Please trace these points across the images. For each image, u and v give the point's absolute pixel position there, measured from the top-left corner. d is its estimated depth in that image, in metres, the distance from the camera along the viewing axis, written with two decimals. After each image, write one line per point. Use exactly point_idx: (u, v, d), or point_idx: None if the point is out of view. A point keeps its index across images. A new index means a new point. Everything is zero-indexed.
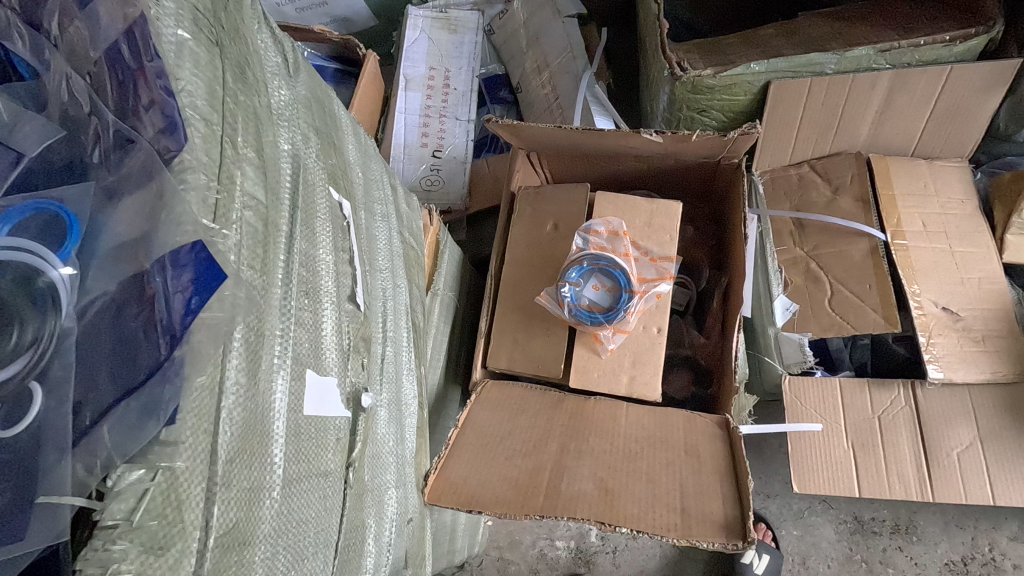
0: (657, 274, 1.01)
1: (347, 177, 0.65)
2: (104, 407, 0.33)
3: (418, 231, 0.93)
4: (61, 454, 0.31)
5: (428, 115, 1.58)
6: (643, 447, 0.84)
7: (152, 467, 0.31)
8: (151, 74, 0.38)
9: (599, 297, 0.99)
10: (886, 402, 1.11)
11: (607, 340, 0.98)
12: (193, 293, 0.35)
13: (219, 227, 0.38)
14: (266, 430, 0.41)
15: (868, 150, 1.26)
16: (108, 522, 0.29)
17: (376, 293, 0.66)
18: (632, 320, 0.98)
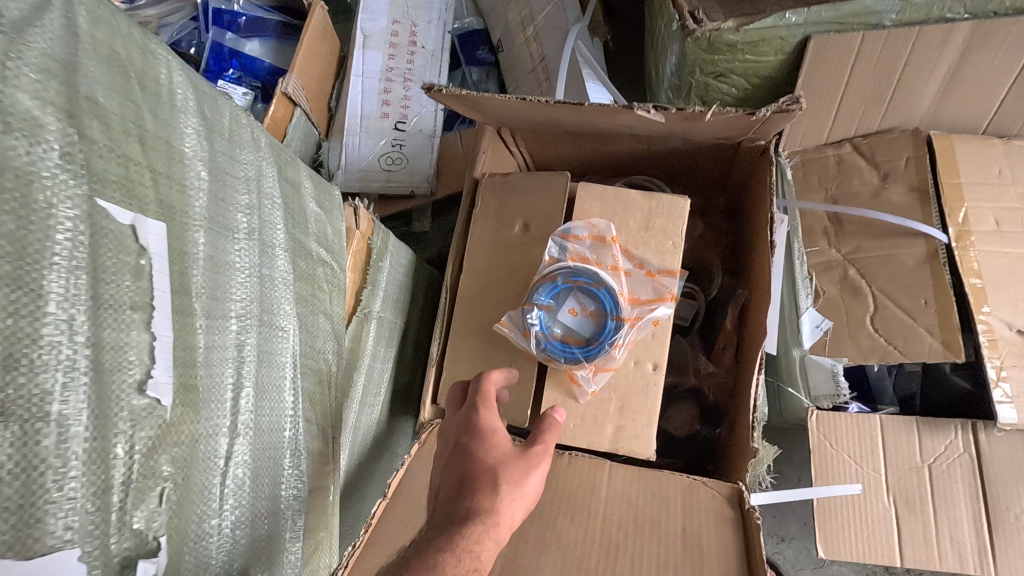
0: (654, 295, 0.79)
1: (169, 182, 0.42)
2: None
3: (339, 240, 0.71)
4: None
5: (390, 79, 1.32)
6: (627, 536, 0.64)
7: None
8: None
9: (577, 325, 0.78)
10: (940, 449, 0.89)
11: (587, 383, 0.76)
12: None
13: None
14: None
15: (927, 126, 1.00)
16: None
17: (214, 361, 0.44)
18: (619, 355, 0.77)
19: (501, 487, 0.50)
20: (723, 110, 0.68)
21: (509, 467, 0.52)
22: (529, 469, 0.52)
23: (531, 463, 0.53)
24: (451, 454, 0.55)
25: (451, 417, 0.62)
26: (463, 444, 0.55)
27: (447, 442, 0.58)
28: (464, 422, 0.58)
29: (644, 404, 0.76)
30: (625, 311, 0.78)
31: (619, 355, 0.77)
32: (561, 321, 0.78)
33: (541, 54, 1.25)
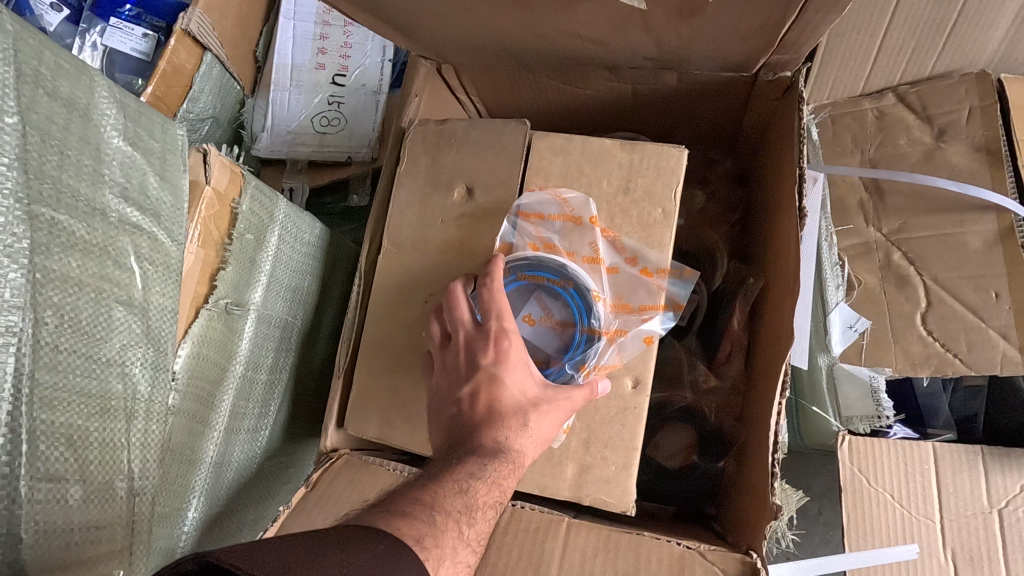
0: (646, 297, 0.58)
1: None
2: None
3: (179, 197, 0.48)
4: None
5: (328, 23, 1.10)
6: None
7: None
8: None
9: (538, 339, 0.57)
10: (1012, 489, 0.67)
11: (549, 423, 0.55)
12: None
13: None
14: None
15: (997, 68, 0.77)
16: None
17: None
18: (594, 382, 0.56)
19: (530, 428, 0.49)
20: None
21: (544, 405, 0.51)
22: (558, 418, 0.51)
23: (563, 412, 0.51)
24: (476, 377, 0.50)
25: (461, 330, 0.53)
26: (494, 371, 0.50)
27: (467, 361, 0.51)
28: (496, 340, 0.51)
29: (622, 438, 0.55)
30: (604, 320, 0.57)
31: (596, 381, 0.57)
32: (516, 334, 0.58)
33: None
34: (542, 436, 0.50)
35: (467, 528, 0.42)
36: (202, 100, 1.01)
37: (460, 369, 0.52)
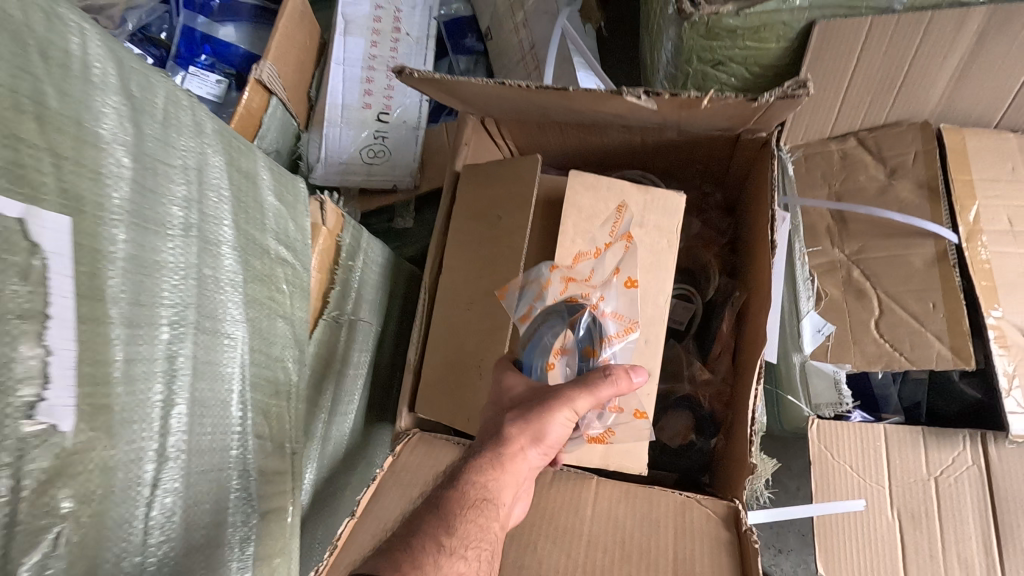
0: (614, 261, 0.72)
1: (74, 171, 0.36)
2: None
3: (301, 234, 0.64)
4: None
5: (373, 67, 1.26)
6: (612, 564, 0.59)
7: None
8: None
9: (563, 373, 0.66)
10: (947, 461, 0.84)
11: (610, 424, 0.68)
12: None
13: None
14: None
15: (937, 119, 0.95)
16: None
17: (137, 375, 0.38)
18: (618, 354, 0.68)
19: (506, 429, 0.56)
20: (720, 96, 0.62)
21: (520, 407, 0.58)
22: (535, 410, 0.57)
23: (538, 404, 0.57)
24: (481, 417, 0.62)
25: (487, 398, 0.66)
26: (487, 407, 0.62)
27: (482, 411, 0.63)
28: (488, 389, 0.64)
29: None
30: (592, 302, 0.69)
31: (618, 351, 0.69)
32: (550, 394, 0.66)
33: (530, 41, 1.19)
34: (541, 437, 0.57)
35: (449, 540, 0.48)
36: (269, 136, 1.17)
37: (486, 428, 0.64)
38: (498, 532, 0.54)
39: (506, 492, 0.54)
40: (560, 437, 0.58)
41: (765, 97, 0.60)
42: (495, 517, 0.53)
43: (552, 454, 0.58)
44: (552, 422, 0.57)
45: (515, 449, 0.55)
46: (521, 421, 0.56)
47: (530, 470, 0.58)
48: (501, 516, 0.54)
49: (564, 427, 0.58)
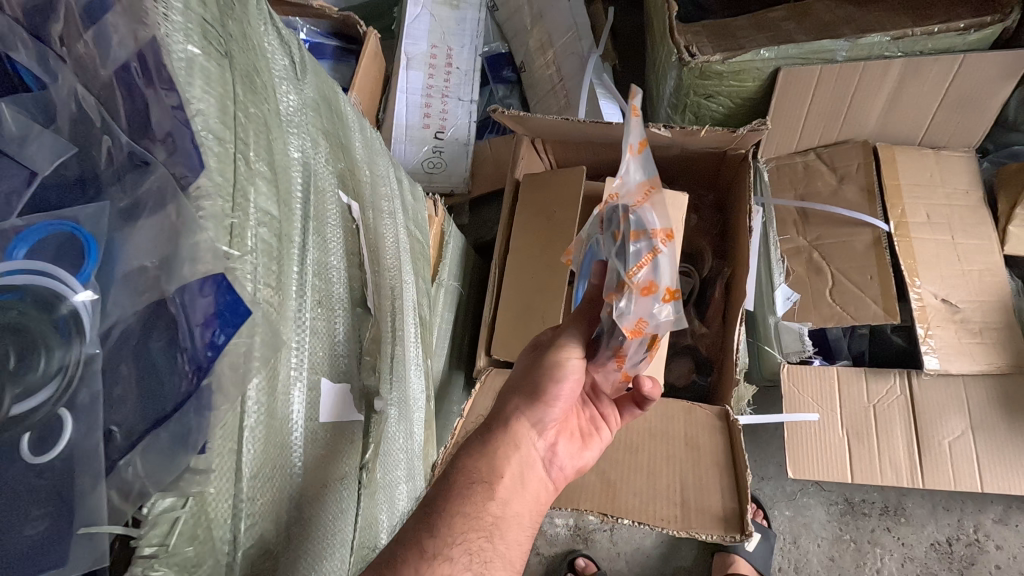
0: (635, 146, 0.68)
1: (355, 177, 0.64)
2: (137, 434, 0.32)
3: (423, 221, 0.92)
4: (96, 479, 0.31)
5: (430, 95, 1.54)
6: (643, 439, 0.85)
7: (183, 494, 0.31)
8: (163, 97, 0.37)
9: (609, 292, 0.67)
10: (882, 391, 1.13)
11: (653, 316, 0.65)
12: (217, 329, 0.34)
13: (236, 252, 0.37)
14: (291, 451, 0.44)
15: (876, 139, 1.25)
16: (147, 550, 0.29)
17: (385, 295, 0.66)
18: (652, 239, 0.65)
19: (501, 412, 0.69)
20: (712, 128, 0.94)
21: (521, 382, 0.70)
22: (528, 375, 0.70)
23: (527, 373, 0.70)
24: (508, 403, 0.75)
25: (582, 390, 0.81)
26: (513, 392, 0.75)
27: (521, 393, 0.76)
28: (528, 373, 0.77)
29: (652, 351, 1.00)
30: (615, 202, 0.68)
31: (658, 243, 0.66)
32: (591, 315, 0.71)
33: (560, 75, 1.49)
34: (530, 408, 0.68)
35: (432, 541, 0.54)
36: None
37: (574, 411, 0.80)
38: (502, 515, 0.61)
39: (502, 466, 0.64)
40: (552, 404, 0.69)
41: (742, 129, 0.93)
42: (490, 499, 0.61)
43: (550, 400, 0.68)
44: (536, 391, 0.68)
45: (503, 431, 0.67)
46: (513, 400, 0.69)
47: (533, 442, 0.69)
48: (501, 497, 0.62)
49: (558, 389, 0.68)
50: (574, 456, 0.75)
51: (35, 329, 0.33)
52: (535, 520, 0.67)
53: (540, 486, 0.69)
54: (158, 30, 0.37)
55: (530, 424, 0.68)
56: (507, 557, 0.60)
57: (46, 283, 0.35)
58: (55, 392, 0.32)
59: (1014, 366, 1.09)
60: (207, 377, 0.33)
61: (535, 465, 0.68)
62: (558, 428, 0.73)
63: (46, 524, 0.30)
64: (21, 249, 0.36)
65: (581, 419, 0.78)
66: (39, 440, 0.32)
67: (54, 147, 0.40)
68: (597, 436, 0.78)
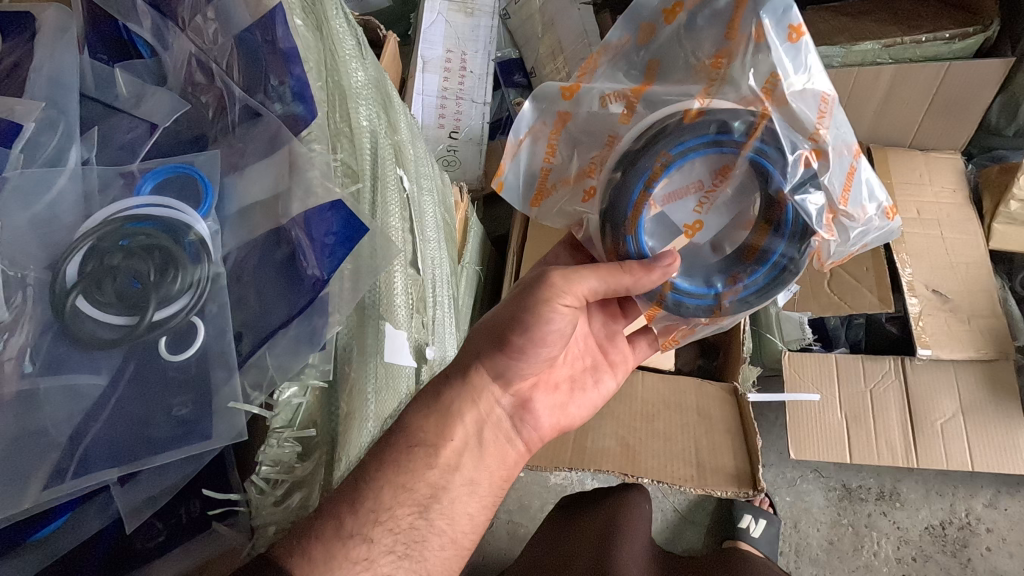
0: (777, 38, 0.58)
1: (403, 153, 0.69)
2: (264, 334, 0.44)
3: (450, 205, 0.97)
4: (229, 372, 0.42)
5: (445, 97, 1.60)
6: (659, 410, 0.91)
7: (302, 387, 0.45)
8: (283, 55, 0.49)
9: (784, 223, 0.64)
10: (878, 375, 1.20)
11: (846, 250, 0.66)
12: (336, 245, 0.46)
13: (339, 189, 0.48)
14: (359, 371, 0.52)
15: (869, 141, 1.34)
16: (276, 425, 0.44)
17: (430, 258, 0.73)
18: (851, 159, 0.63)
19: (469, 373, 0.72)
20: None
21: (483, 333, 0.72)
22: (491, 332, 0.71)
23: (490, 329, 0.71)
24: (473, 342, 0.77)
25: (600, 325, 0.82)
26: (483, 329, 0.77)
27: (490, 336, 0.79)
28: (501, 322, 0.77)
29: None
30: (728, 92, 0.61)
31: (848, 160, 0.63)
32: (712, 244, 0.71)
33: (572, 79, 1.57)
34: (491, 361, 0.71)
35: (350, 518, 0.55)
36: None
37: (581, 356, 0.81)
38: (442, 487, 0.64)
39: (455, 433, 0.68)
40: (520, 357, 0.71)
41: None
42: (431, 466, 0.64)
43: (518, 351, 0.71)
44: (502, 342, 0.70)
45: (463, 385, 0.71)
46: (478, 354, 0.72)
47: (496, 397, 0.73)
48: (443, 465, 0.66)
49: (525, 340, 0.70)
50: (555, 411, 0.78)
51: (170, 248, 0.42)
52: (500, 483, 0.73)
53: (505, 443, 0.74)
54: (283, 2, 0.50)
55: (492, 378, 0.72)
56: (447, 527, 0.64)
57: (175, 214, 0.43)
58: (187, 304, 0.42)
59: (999, 352, 1.16)
60: (326, 285, 0.45)
61: (500, 422, 0.73)
62: (532, 383, 0.76)
63: (191, 405, 0.41)
64: (150, 182, 0.44)
65: (572, 369, 0.80)
66: (174, 341, 0.42)
67: (169, 105, 0.49)
68: (591, 386, 0.80)
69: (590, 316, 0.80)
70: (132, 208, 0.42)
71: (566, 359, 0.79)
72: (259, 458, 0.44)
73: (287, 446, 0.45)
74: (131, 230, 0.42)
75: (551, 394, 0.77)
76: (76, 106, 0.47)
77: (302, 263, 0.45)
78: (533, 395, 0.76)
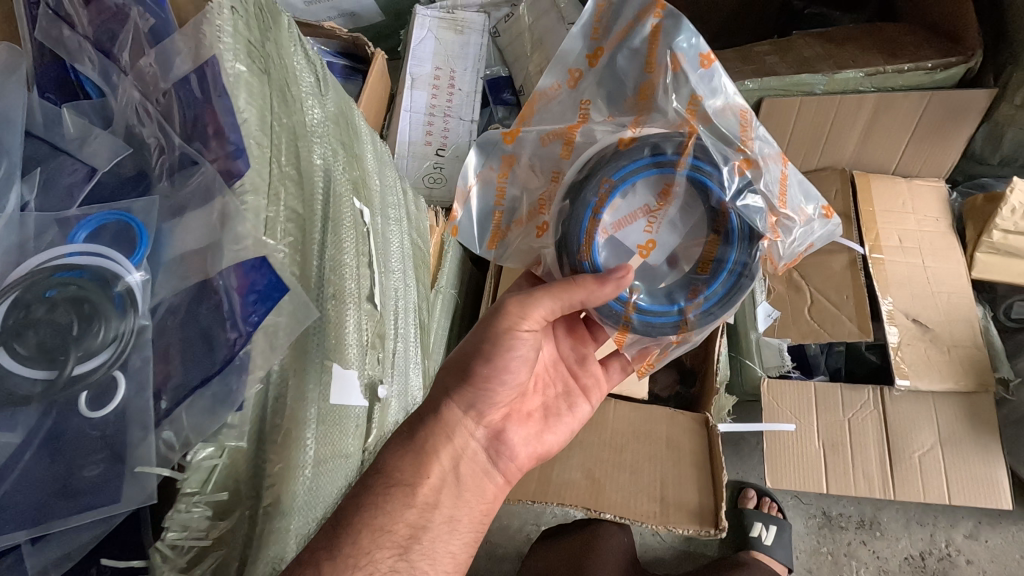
0: (692, 65, 0.67)
1: (367, 187, 0.70)
2: (185, 390, 0.44)
3: (425, 230, 0.97)
4: (145, 431, 0.42)
5: (433, 114, 1.61)
6: (628, 440, 0.90)
7: (220, 446, 0.44)
8: (220, 104, 0.46)
9: (730, 231, 0.72)
10: (857, 405, 1.19)
11: (794, 248, 0.73)
12: (256, 306, 0.46)
13: (272, 242, 0.48)
14: (293, 423, 0.50)
15: (852, 167, 1.35)
16: (188, 489, 0.42)
17: (392, 291, 0.72)
18: (781, 165, 0.71)
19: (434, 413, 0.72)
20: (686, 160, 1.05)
21: (450, 369, 0.75)
22: (459, 367, 0.74)
23: (456, 365, 0.74)
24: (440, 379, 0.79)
25: (566, 352, 0.87)
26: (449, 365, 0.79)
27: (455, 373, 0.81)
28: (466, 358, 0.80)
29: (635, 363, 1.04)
30: (657, 118, 0.71)
31: (779, 167, 0.71)
32: (668, 259, 0.76)
33: None
34: (457, 396, 0.73)
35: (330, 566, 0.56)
36: None
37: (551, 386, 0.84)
38: (422, 527, 0.65)
39: (428, 472, 0.68)
40: (486, 386, 0.74)
41: None
42: (409, 506, 0.65)
43: (486, 379, 0.73)
44: (467, 374, 0.73)
45: (434, 422, 0.72)
46: (445, 390, 0.74)
47: (469, 432, 0.74)
48: (421, 504, 0.66)
49: (488, 369, 0.72)
50: (530, 440, 0.80)
51: (96, 300, 0.42)
52: (480, 518, 0.73)
53: (483, 476, 0.74)
54: (219, 53, 0.46)
55: (462, 413, 0.74)
56: (428, 568, 0.64)
57: (104, 262, 0.44)
58: (109, 357, 0.42)
59: (979, 385, 1.15)
60: (245, 343, 0.45)
61: (476, 456, 0.74)
62: (504, 415, 0.77)
63: (102, 466, 0.42)
64: (84, 232, 0.45)
65: (543, 397, 0.83)
66: (95, 396, 0.43)
67: (112, 148, 0.49)
68: (565, 416, 0.82)
69: (557, 341, 0.86)
70: (64, 257, 0.43)
71: (535, 389, 0.82)
72: (166, 525, 0.41)
73: (200, 511, 0.43)
74: (59, 279, 0.43)
75: (524, 426, 0.79)
76: (20, 145, 0.48)
77: (224, 325, 0.45)
78: (504, 428, 0.77)
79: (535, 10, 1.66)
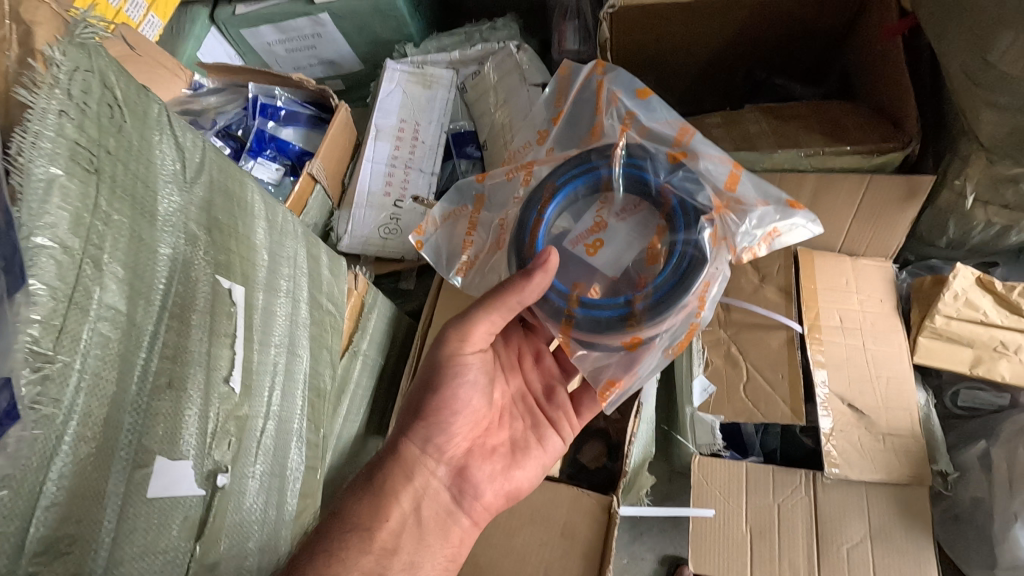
0: (630, 98, 1.00)
1: (248, 263, 0.70)
2: None
3: (342, 294, 0.97)
4: None
5: (394, 166, 1.63)
6: (523, 524, 0.97)
7: None
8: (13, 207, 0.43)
9: (676, 214, 0.93)
10: (787, 491, 1.15)
11: (743, 228, 0.93)
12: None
13: (57, 354, 0.45)
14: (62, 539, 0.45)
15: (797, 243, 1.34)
16: None
17: (266, 367, 0.72)
18: (718, 163, 0.96)
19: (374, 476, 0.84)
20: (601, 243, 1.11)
21: (407, 410, 0.89)
22: (415, 407, 0.88)
23: (411, 405, 0.88)
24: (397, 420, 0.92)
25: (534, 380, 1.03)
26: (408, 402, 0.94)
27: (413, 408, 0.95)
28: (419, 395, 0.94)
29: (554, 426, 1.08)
30: (610, 134, 1.00)
31: (722, 168, 0.96)
32: (616, 249, 0.97)
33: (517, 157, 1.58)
34: (413, 436, 0.86)
35: None
36: (312, 212, 1.53)
37: (518, 418, 0.99)
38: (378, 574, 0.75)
39: (383, 522, 0.79)
40: (444, 424, 0.88)
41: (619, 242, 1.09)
42: (366, 552, 0.75)
43: (451, 414, 0.88)
44: (419, 412, 0.87)
45: (396, 466, 0.84)
46: (403, 433, 0.87)
47: (430, 472, 0.87)
48: (381, 548, 0.77)
49: (436, 403, 0.87)
50: (495, 475, 0.92)
51: None
52: (445, 562, 0.85)
53: (446, 517, 0.87)
54: (21, 151, 0.44)
55: (420, 450, 0.86)
56: None
57: None
58: None
59: (915, 477, 1.11)
60: None
61: (437, 494, 0.86)
62: (464, 451, 0.91)
63: None
64: None
65: (510, 433, 0.96)
66: None
67: None
68: (525, 446, 0.95)
69: (526, 377, 1.02)
70: None
71: (498, 425, 0.96)
72: None
73: None
74: None
75: (490, 461, 0.92)
76: None
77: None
78: (464, 463, 0.90)
79: (501, 69, 1.70)
